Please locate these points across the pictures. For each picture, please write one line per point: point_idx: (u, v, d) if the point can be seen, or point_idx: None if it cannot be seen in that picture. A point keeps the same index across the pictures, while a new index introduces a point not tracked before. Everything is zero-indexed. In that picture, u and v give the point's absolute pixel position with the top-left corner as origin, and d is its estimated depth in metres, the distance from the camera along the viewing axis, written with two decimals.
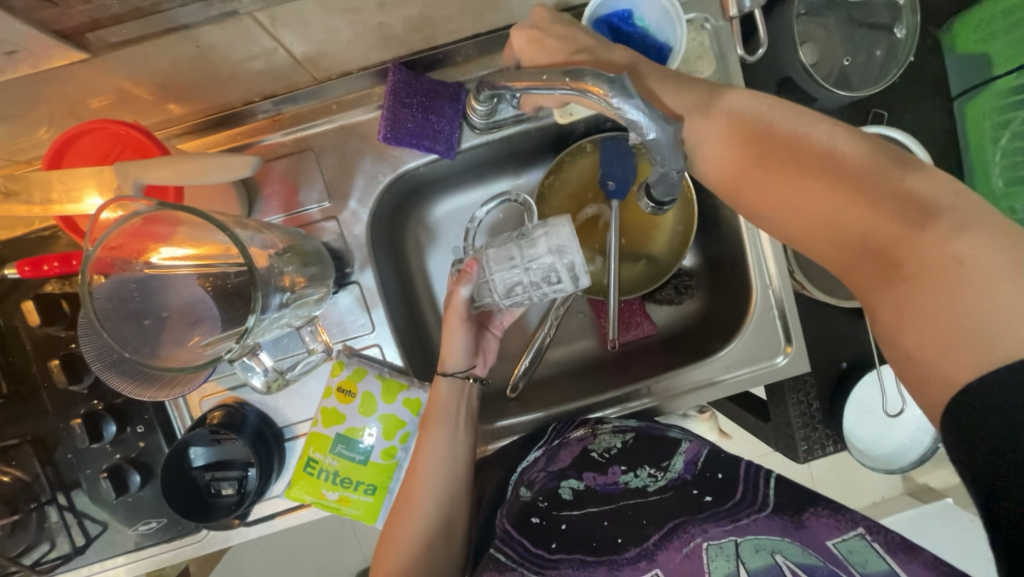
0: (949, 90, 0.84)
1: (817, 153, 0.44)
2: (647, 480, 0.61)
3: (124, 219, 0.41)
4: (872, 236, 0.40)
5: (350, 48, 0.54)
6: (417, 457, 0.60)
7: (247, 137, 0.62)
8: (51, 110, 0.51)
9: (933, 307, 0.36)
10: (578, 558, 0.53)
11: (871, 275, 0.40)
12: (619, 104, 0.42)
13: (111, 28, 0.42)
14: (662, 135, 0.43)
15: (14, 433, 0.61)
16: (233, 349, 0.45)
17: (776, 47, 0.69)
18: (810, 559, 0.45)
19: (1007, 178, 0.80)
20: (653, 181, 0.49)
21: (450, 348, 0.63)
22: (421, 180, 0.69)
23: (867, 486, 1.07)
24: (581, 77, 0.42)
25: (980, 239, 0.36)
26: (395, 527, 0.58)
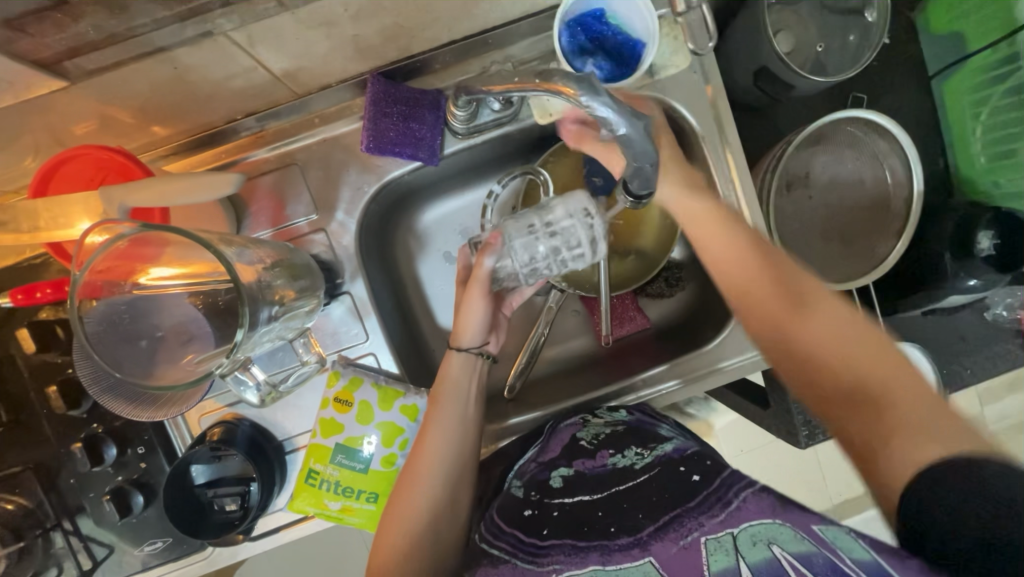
0: (927, 70, 0.85)
1: (753, 280, 0.51)
2: (634, 458, 0.58)
3: (109, 242, 0.42)
4: (840, 371, 0.46)
5: (327, 61, 0.54)
6: (425, 432, 0.60)
7: (232, 155, 0.63)
8: (35, 139, 0.51)
9: (899, 432, 0.42)
10: (569, 544, 0.51)
11: (840, 405, 0.46)
12: (590, 102, 0.42)
13: (88, 55, 0.43)
14: (632, 129, 0.44)
15: (16, 462, 0.61)
16: (222, 364, 0.46)
17: (751, 37, 0.69)
18: (802, 548, 0.42)
19: (990, 155, 0.80)
20: (629, 175, 0.50)
21: (467, 324, 0.62)
22: (407, 188, 0.69)
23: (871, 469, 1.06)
24: (550, 78, 0.43)
25: (903, 379, 0.44)
26: (393, 512, 0.57)
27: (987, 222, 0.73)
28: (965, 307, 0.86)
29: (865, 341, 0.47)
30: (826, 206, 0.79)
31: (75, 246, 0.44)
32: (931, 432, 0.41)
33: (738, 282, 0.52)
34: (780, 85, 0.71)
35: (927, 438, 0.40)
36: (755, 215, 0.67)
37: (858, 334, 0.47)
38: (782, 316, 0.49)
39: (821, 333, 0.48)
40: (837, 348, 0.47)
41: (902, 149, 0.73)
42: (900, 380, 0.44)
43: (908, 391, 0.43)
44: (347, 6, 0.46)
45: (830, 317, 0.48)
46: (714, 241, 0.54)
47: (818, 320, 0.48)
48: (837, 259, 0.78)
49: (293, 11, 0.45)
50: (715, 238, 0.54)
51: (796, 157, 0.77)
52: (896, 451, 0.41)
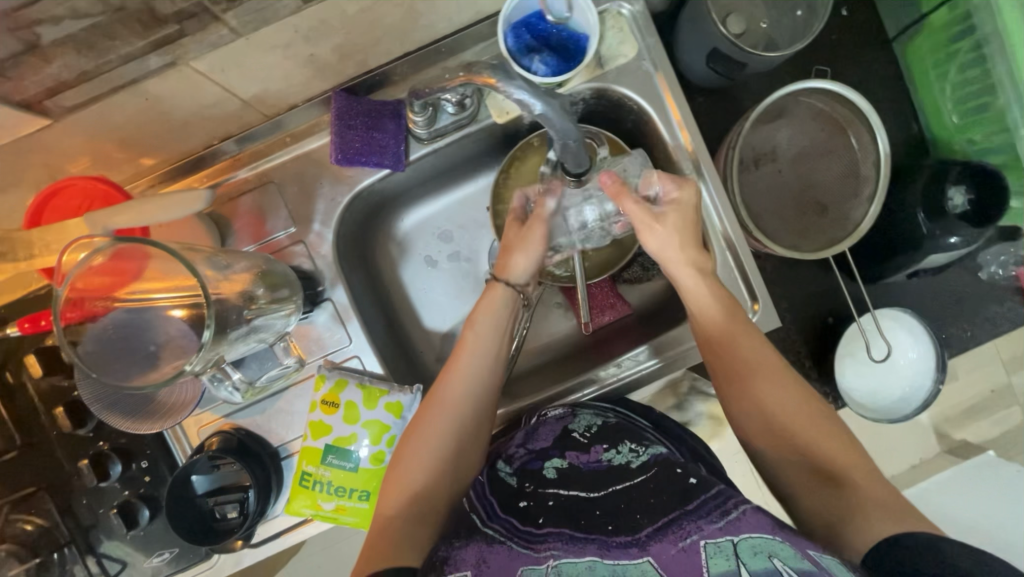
0: (886, 34, 0.85)
1: (745, 366, 0.56)
2: (629, 455, 0.57)
3: (87, 256, 0.47)
4: (808, 443, 0.53)
5: (289, 82, 0.58)
6: (455, 363, 0.61)
7: (213, 178, 0.66)
8: (32, 179, 0.56)
9: (862, 512, 0.48)
10: (566, 533, 0.49)
11: (807, 473, 0.52)
12: (505, 87, 0.47)
13: (67, 94, 0.48)
14: (548, 106, 0.50)
15: (29, 483, 0.64)
16: (193, 362, 0.48)
17: (697, 21, 0.71)
18: (803, 566, 0.42)
19: (960, 113, 0.79)
20: (561, 154, 0.58)
21: (517, 258, 0.64)
22: (382, 196, 0.73)
23: (900, 448, 0.92)
24: (478, 71, 0.47)
25: (848, 455, 0.52)
26: (415, 448, 0.58)
27: (956, 176, 0.75)
28: (955, 265, 0.85)
29: (818, 417, 0.54)
30: (799, 178, 0.79)
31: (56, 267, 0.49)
32: (890, 510, 0.47)
33: (732, 368, 0.57)
34: (733, 65, 0.72)
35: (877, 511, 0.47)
36: (717, 189, 0.68)
37: (817, 412, 0.54)
38: (768, 403, 0.55)
39: (796, 417, 0.54)
40: (799, 417, 0.54)
41: (863, 115, 0.74)
42: (849, 451, 0.52)
43: (857, 466, 0.51)
44: (298, 28, 0.50)
45: (804, 400, 0.55)
46: (709, 325, 0.59)
47: (789, 403, 0.55)
48: (813, 229, 0.78)
49: (247, 37, 0.49)
50: (711, 327, 0.59)
51: (757, 134, 0.79)
52: (862, 526, 0.47)
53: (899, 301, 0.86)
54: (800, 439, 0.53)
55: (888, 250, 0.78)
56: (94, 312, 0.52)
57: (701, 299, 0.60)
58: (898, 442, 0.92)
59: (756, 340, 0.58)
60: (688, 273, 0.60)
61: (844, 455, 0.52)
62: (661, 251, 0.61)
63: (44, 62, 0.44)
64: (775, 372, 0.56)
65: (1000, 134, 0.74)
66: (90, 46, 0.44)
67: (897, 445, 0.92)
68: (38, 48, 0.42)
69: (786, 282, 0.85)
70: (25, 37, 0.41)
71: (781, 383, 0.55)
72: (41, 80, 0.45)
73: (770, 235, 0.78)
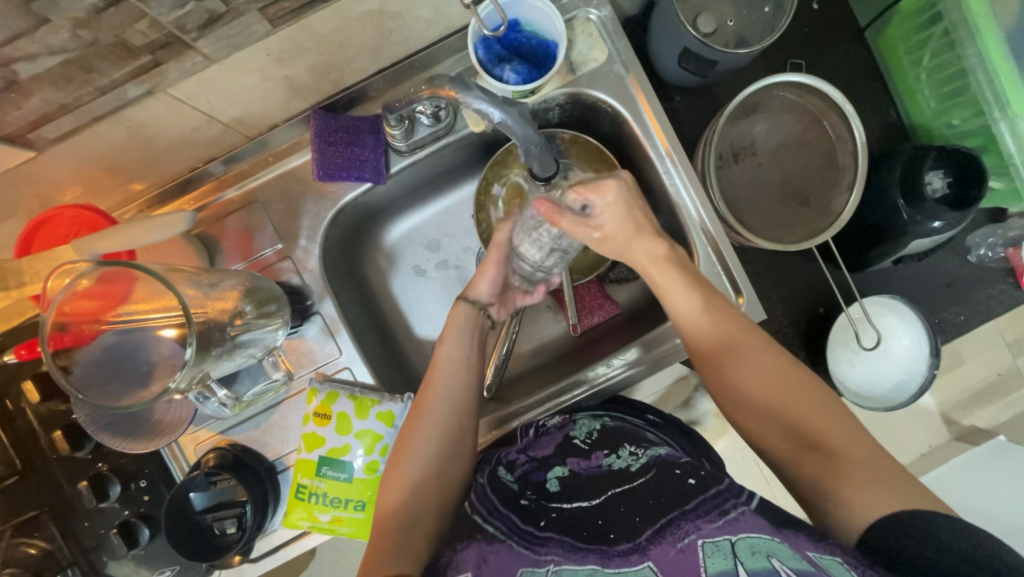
0: (858, 24, 0.86)
1: (728, 361, 0.56)
2: (629, 458, 0.55)
3: (71, 280, 0.49)
4: (801, 422, 0.51)
5: (267, 102, 0.60)
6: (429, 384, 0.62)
7: (200, 200, 0.68)
8: (24, 210, 0.58)
9: (850, 482, 0.47)
10: (568, 541, 0.48)
11: (804, 454, 0.51)
12: (465, 98, 0.49)
13: (50, 126, 0.50)
14: (507, 114, 0.51)
15: (30, 507, 0.65)
16: (178, 379, 0.49)
17: (667, 23, 0.73)
18: (801, 566, 0.41)
19: (937, 98, 0.79)
20: (527, 159, 0.60)
21: (479, 279, 0.65)
22: (367, 209, 0.74)
23: (908, 435, 0.91)
24: (440, 85, 0.49)
25: (842, 430, 0.50)
26: (397, 468, 0.58)
27: (933, 162, 0.75)
28: (942, 249, 0.85)
29: (803, 392, 0.53)
30: (778, 171, 0.80)
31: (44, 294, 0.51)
32: (881, 481, 0.46)
33: (716, 361, 0.57)
34: (704, 63, 0.73)
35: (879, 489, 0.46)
36: (694, 187, 0.69)
37: (803, 386, 0.53)
38: (751, 383, 0.54)
39: (781, 397, 0.53)
40: (783, 396, 0.53)
41: (837, 105, 0.75)
42: (841, 426, 0.50)
43: (851, 442, 0.49)
44: (269, 51, 0.52)
45: (791, 376, 0.54)
46: (698, 334, 0.58)
47: (768, 380, 0.54)
48: (795, 221, 0.79)
49: (219, 62, 0.50)
50: (688, 314, 0.58)
51: (734, 129, 0.80)
52: (848, 499, 0.47)
53: (889, 288, 0.86)
54: (793, 420, 0.52)
55: (871, 239, 0.79)
56: (83, 336, 0.53)
57: (665, 283, 0.59)
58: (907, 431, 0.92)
59: (725, 320, 0.58)
60: (674, 281, 0.59)
61: (845, 437, 0.49)
62: (618, 252, 0.61)
63: (25, 98, 0.46)
64: (750, 352, 0.55)
65: (976, 116, 0.75)
66: (68, 79, 0.46)
67: (903, 433, 0.91)
68: (18, 84, 0.44)
69: (774, 275, 0.85)
70: (5, 74, 0.43)
71: (767, 364, 0.55)
72: (24, 114, 0.47)
73: (753, 228, 0.78)
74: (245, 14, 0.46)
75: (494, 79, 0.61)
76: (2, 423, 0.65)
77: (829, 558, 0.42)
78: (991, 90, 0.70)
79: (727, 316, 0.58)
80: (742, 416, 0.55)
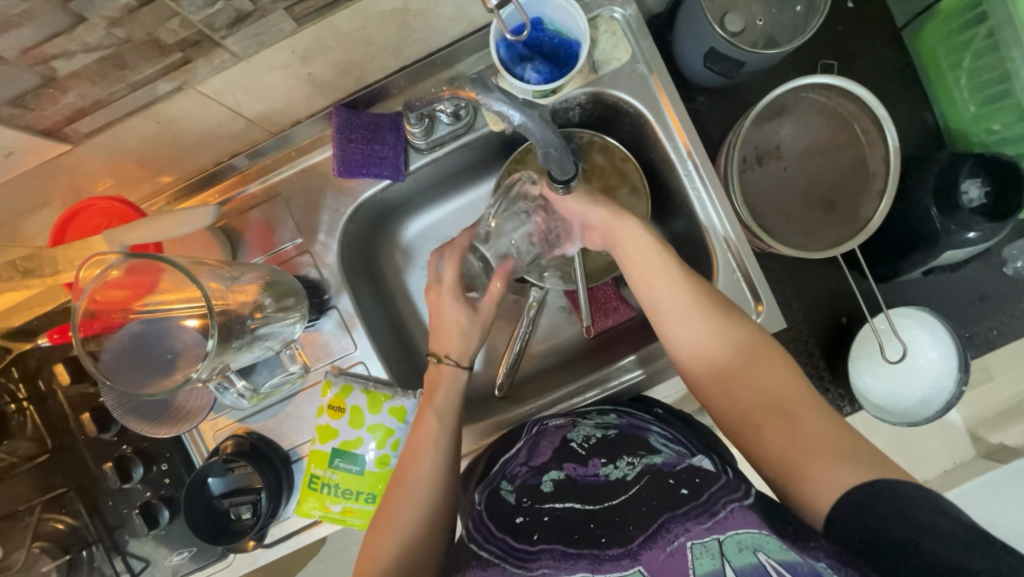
0: (895, 24, 0.83)
1: (727, 389, 0.54)
2: (626, 468, 0.53)
3: (102, 271, 0.51)
4: (770, 395, 0.52)
5: (291, 99, 0.61)
6: (418, 430, 0.61)
7: (225, 193, 0.69)
8: (59, 200, 0.60)
9: (818, 460, 0.46)
10: (558, 549, 0.47)
11: (774, 427, 0.50)
12: (486, 100, 0.49)
13: (85, 120, 0.51)
14: (527, 117, 0.51)
15: (60, 484, 0.68)
16: (200, 370, 0.51)
17: (693, 23, 0.71)
18: (786, 557, 0.42)
19: (976, 102, 0.76)
20: (545, 163, 0.59)
21: (449, 334, 0.66)
22: (385, 206, 0.75)
23: (934, 451, 0.86)
24: (461, 86, 0.49)
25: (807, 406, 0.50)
26: (389, 513, 0.56)
27: (970, 169, 0.72)
28: (975, 260, 0.81)
29: (769, 363, 0.54)
30: (804, 175, 0.78)
31: (77, 283, 0.53)
32: (856, 463, 0.45)
33: (710, 385, 0.56)
34: (731, 64, 0.71)
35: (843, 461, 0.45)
36: (716, 191, 0.67)
37: (770, 360, 0.54)
38: (734, 375, 0.54)
39: (752, 369, 0.54)
40: (750, 368, 0.54)
41: (870, 109, 0.72)
42: (813, 404, 0.50)
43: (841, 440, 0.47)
44: (294, 49, 0.53)
45: (788, 398, 0.51)
46: (701, 368, 0.56)
47: (738, 352, 0.55)
48: (820, 228, 0.77)
49: (246, 60, 0.51)
50: (662, 286, 0.58)
51: (759, 131, 0.78)
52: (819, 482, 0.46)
53: (916, 300, 0.83)
54: (763, 393, 0.52)
55: (900, 249, 0.76)
56: (112, 323, 0.55)
57: (640, 254, 0.60)
58: (929, 447, 0.87)
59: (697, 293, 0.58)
60: (670, 312, 0.58)
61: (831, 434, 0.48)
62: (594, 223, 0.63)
63: (62, 93, 0.47)
64: (722, 326, 0.56)
65: (1019, 122, 0.71)
66: (103, 75, 0.47)
67: (925, 447, 0.87)
68: (56, 80, 0.46)
69: (796, 282, 0.83)
70: (44, 70, 0.45)
71: (763, 383, 0.53)
72: (60, 109, 0.49)
73: (775, 235, 0.76)
74: (271, 13, 0.47)
75: (514, 78, 0.60)
76: (34, 403, 0.68)
77: (813, 551, 0.42)
78: None
79: (730, 339, 0.56)
80: (712, 390, 0.55)
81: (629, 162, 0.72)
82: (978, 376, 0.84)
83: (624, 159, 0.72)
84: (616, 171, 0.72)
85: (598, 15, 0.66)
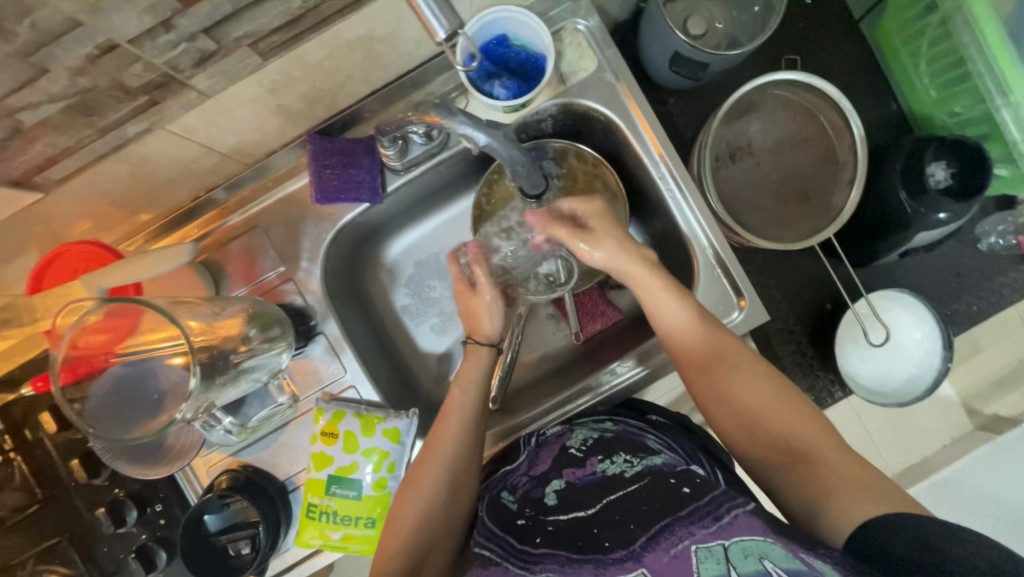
0: (853, 15, 0.85)
1: (710, 375, 0.56)
2: (623, 465, 0.54)
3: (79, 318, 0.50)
4: (785, 437, 0.51)
5: (263, 131, 0.61)
6: (439, 428, 0.63)
7: (203, 228, 0.69)
8: (36, 246, 0.60)
9: (834, 483, 0.46)
10: (563, 554, 0.47)
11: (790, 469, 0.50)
12: (449, 123, 0.50)
13: (56, 167, 0.51)
14: (492, 137, 0.52)
15: (51, 535, 0.67)
16: (183, 411, 0.50)
17: (656, 29, 0.73)
18: (798, 566, 0.40)
19: (937, 87, 0.78)
20: (515, 179, 0.61)
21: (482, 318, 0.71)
22: (366, 229, 0.75)
23: (929, 426, 0.87)
24: (425, 111, 0.50)
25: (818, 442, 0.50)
26: (396, 511, 0.58)
27: (935, 153, 0.74)
28: (950, 239, 0.83)
29: (780, 402, 0.53)
30: (776, 169, 0.79)
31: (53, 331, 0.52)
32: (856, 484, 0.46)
33: (697, 370, 0.57)
34: (696, 65, 0.72)
35: (851, 497, 0.45)
36: (690, 190, 0.68)
37: (781, 400, 0.53)
38: (744, 410, 0.54)
39: (763, 407, 0.53)
40: (761, 405, 0.53)
41: (834, 101, 0.74)
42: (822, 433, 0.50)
43: (814, 429, 0.51)
44: (261, 82, 0.53)
45: (792, 435, 0.51)
46: (690, 356, 0.58)
47: (751, 388, 0.54)
48: (796, 219, 0.78)
49: (215, 96, 0.52)
50: (670, 320, 0.59)
51: (729, 129, 0.79)
52: (836, 503, 0.45)
53: (897, 282, 0.85)
54: (777, 435, 0.52)
55: (874, 235, 0.78)
56: (93, 368, 0.54)
57: (642, 282, 0.61)
58: (923, 424, 0.87)
59: (705, 324, 0.58)
60: (665, 302, 0.59)
61: (804, 421, 0.52)
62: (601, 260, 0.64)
63: (29, 143, 0.47)
64: (733, 359, 0.56)
65: (979, 104, 0.72)
66: (70, 123, 0.47)
67: (920, 423, 0.87)
68: (22, 131, 0.46)
69: (778, 273, 0.84)
70: (9, 123, 0.45)
71: (750, 373, 0.55)
72: (29, 159, 0.49)
73: (753, 229, 0.77)
74: (235, 50, 0.48)
75: (483, 96, 0.61)
76: (22, 453, 0.67)
77: (821, 559, 0.41)
78: (990, 77, 0.68)
79: (719, 331, 0.58)
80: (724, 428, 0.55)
81: (602, 166, 0.72)
82: (965, 351, 0.85)
83: (596, 162, 0.72)
84: (590, 176, 0.73)
85: (560, 25, 0.67)
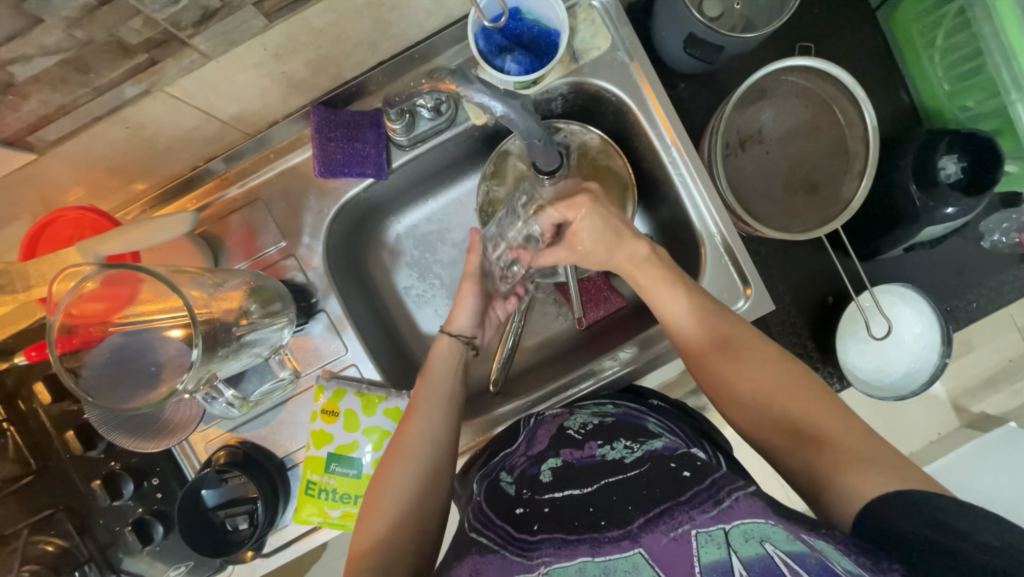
0: (869, 5, 0.84)
1: (704, 362, 0.57)
2: (624, 451, 0.53)
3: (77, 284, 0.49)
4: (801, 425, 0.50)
5: (266, 100, 0.60)
6: (415, 404, 0.62)
7: (203, 200, 0.67)
8: (28, 211, 0.58)
9: (844, 473, 0.46)
10: (559, 537, 0.46)
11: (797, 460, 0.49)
12: (466, 92, 0.49)
13: (50, 128, 0.49)
14: (508, 108, 0.51)
15: (47, 505, 0.66)
16: (185, 380, 0.49)
17: (672, 9, 0.71)
18: (800, 548, 0.40)
19: (950, 80, 0.77)
20: (531, 153, 0.61)
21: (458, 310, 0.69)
22: (370, 204, 0.73)
23: (918, 421, 0.88)
24: (440, 77, 0.50)
25: (826, 429, 0.49)
26: (386, 487, 0.57)
27: (947, 145, 0.74)
28: (954, 235, 0.83)
29: (786, 382, 0.53)
30: (788, 158, 0.79)
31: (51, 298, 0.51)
32: (864, 471, 0.45)
33: (693, 359, 0.58)
34: (710, 49, 0.71)
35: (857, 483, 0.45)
36: (701, 175, 0.67)
37: (789, 382, 0.53)
38: (751, 396, 0.54)
39: (772, 391, 0.53)
40: (767, 394, 0.53)
41: (848, 89, 0.73)
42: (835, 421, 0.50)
43: (827, 411, 0.50)
44: (266, 46, 0.51)
45: (800, 421, 0.51)
46: (684, 346, 0.59)
47: (756, 375, 0.54)
48: (803, 210, 0.77)
49: (217, 59, 0.50)
50: (672, 310, 0.60)
51: (742, 116, 0.78)
52: (843, 489, 0.45)
53: (898, 277, 0.85)
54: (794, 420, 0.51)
55: (883, 225, 0.77)
56: (90, 338, 0.53)
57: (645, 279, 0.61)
58: (912, 419, 0.88)
59: (702, 314, 0.59)
60: (665, 296, 0.60)
61: (802, 405, 0.51)
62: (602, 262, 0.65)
63: (23, 100, 0.45)
64: (740, 347, 0.56)
65: (993, 97, 0.72)
66: (65, 80, 0.45)
67: (911, 419, 0.88)
68: (15, 86, 0.44)
69: (781, 264, 0.84)
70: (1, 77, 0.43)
71: (748, 361, 0.55)
72: (22, 117, 0.47)
73: (761, 218, 0.77)
74: (240, 9, 0.45)
75: (493, 70, 0.59)
76: (15, 424, 0.66)
77: (823, 539, 0.41)
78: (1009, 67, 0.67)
79: (716, 318, 0.58)
80: (739, 416, 0.55)
81: (611, 149, 0.71)
82: (959, 348, 0.86)
83: (601, 139, 0.71)
84: (597, 154, 0.71)
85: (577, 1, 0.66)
